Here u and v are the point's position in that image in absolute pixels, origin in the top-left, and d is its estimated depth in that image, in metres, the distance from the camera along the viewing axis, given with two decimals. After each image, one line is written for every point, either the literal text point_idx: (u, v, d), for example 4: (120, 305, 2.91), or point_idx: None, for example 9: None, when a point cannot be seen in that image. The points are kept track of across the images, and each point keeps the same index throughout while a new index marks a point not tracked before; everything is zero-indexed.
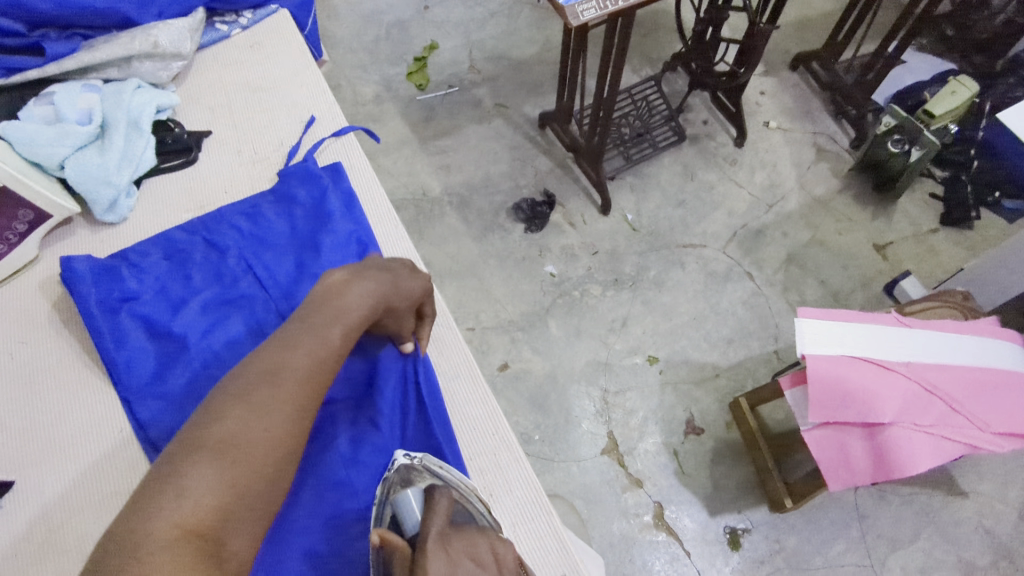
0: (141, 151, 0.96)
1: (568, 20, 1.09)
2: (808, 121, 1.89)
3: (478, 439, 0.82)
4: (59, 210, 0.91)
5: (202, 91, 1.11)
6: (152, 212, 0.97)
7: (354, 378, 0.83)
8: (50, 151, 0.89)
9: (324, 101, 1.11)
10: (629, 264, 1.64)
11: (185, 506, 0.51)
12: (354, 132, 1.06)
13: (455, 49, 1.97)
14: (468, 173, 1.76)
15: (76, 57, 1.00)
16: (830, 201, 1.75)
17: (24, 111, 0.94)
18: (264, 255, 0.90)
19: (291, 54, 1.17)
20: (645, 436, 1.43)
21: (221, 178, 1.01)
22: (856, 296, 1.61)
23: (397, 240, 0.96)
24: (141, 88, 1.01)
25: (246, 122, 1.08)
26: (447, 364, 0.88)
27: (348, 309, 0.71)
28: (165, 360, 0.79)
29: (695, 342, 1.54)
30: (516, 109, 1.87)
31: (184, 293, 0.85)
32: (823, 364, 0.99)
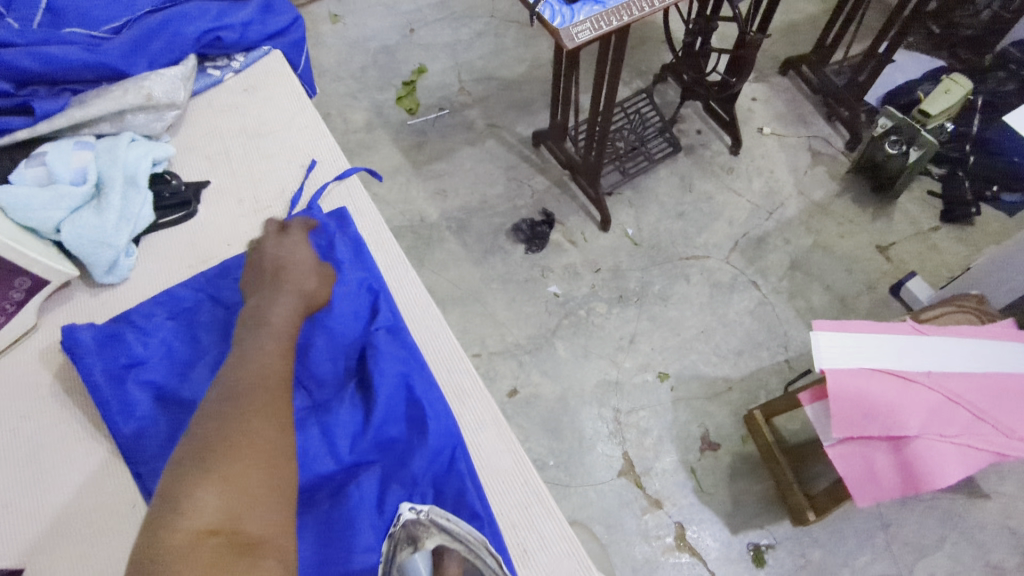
0: (139, 209, 0.93)
1: (563, 43, 1.08)
2: (801, 125, 1.88)
3: (508, 491, 0.78)
4: (57, 275, 0.88)
5: (198, 139, 1.09)
6: (153, 270, 0.95)
7: (377, 423, 0.75)
8: (44, 216, 0.87)
9: (323, 143, 1.09)
10: (633, 279, 1.62)
11: (195, 515, 0.54)
12: (357, 175, 1.04)
13: (443, 71, 1.96)
14: (464, 196, 1.74)
15: (67, 114, 0.97)
16: (829, 205, 1.74)
17: (16, 173, 0.91)
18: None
19: (287, 97, 1.15)
20: (662, 455, 1.41)
21: (222, 230, 0.99)
22: (862, 299, 1.60)
23: (409, 285, 0.93)
24: (135, 142, 0.99)
25: (245, 170, 1.06)
26: (469, 414, 0.83)
27: (274, 321, 0.75)
28: (176, 428, 0.77)
29: (705, 355, 1.53)
30: (509, 128, 1.85)
31: (191, 352, 0.82)
32: (844, 378, 0.98)
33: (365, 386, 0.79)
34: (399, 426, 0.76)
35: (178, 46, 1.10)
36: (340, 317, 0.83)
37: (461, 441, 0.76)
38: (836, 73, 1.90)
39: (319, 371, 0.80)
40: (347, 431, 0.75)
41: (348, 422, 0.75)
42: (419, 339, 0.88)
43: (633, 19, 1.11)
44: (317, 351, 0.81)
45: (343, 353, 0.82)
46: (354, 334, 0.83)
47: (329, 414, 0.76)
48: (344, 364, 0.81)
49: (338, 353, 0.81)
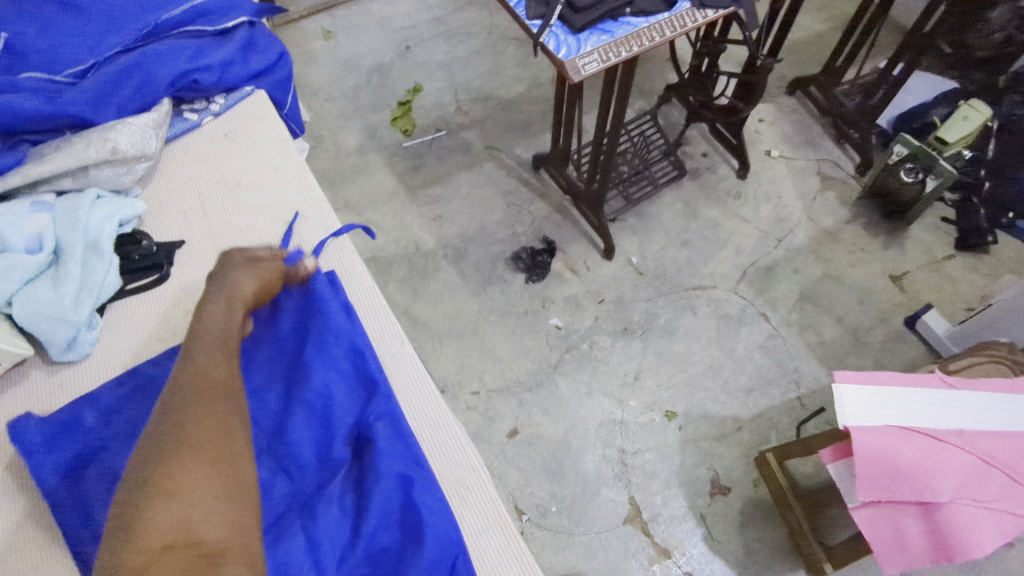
0: (102, 277, 0.86)
1: (569, 75, 1.01)
2: (809, 147, 1.83)
3: None
4: (7, 355, 0.80)
5: (171, 193, 1.02)
6: (118, 341, 0.88)
7: (367, 529, 0.68)
8: None
9: (310, 197, 1.02)
10: (638, 311, 1.56)
11: (149, 533, 0.53)
12: (347, 235, 0.97)
13: (440, 91, 1.90)
14: (462, 223, 1.67)
15: (22, 171, 0.90)
16: (840, 232, 1.68)
17: None
18: (251, 382, 0.80)
19: (271, 143, 1.08)
20: (669, 500, 1.34)
21: (194, 296, 0.92)
22: (876, 332, 1.54)
23: (404, 361, 0.85)
24: (100, 200, 0.92)
25: (222, 228, 0.98)
26: (472, 516, 0.74)
27: (207, 326, 0.74)
28: None
29: (713, 393, 1.46)
30: (508, 151, 1.79)
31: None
32: (870, 437, 0.91)
33: (358, 481, 0.72)
34: (392, 533, 0.69)
35: (150, 90, 1.03)
36: (328, 398, 0.77)
37: (463, 550, 0.68)
38: (846, 96, 1.84)
39: (305, 459, 0.74)
40: (334, 541, 0.67)
41: (336, 529, 0.68)
42: (414, 426, 0.80)
43: (643, 49, 1.05)
44: (301, 436, 0.75)
45: (333, 439, 0.75)
46: (344, 417, 0.76)
47: (314, 518, 0.69)
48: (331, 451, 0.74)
49: (324, 439, 0.75)
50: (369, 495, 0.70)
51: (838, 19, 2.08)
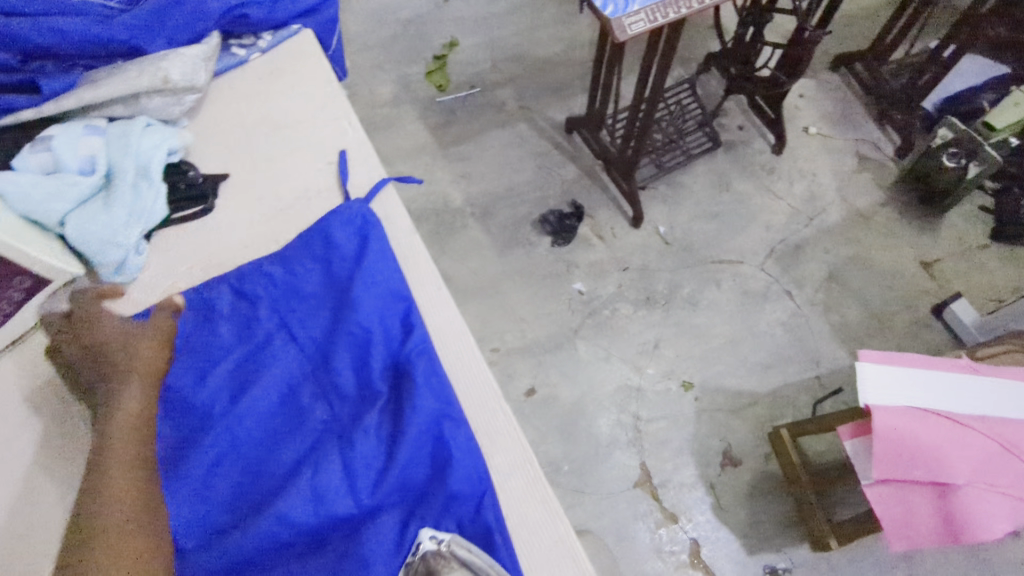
0: (151, 204, 0.87)
1: (615, 34, 1.00)
2: (849, 126, 1.79)
3: (542, 550, 0.66)
4: (60, 274, 0.81)
5: (215, 126, 1.03)
6: (164, 267, 0.89)
7: (403, 459, 0.66)
8: (47, 208, 0.80)
9: (355, 138, 1.01)
10: (661, 281, 1.56)
11: None
12: (391, 185, 0.93)
13: (476, 47, 1.87)
14: (490, 182, 1.67)
15: (76, 95, 0.90)
16: (873, 215, 1.65)
17: (18, 158, 0.83)
18: (299, 305, 0.78)
19: (318, 83, 1.07)
20: (680, 467, 1.36)
21: (238, 230, 0.92)
22: (901, 317, 1.53)
23: (441, 306, 0.82)
24: (150, 128, 0.92)
25: (266, 164, 0.99)
26: (500, 457, 0.71)
27: (112, 442, 0.63)
28: (181, 435, 0.69)
29: (731, 367, 1.46)
30: (541, 112, 1.77)
31: (192, 362, 0.73)
32: (887, 416, 0.92)
33: (396, 412, 0.69)
34: (422, 467, 0.67)
35: (201, 23, 1.02)
36: (371, 333, 0.74)
37: (489, 488, 0.66)
38: (892, 74, 1.80)
39: (347, 390, 0.72)
40: (369, 470, 0.66)
41: (372, 459, 0.66)
42: (446, 366, 0.77)
43: (690, 12, 1.02)
44: (343, 362, 0.73)
45: (373, 369, 0.72)
46: (387, 351, 0.74)
47: (351, 446, 0.67)
48: (372, 385, 0.72)
49: (366, 367, 0.73)
50: (407, 425, 0.67)
51: None
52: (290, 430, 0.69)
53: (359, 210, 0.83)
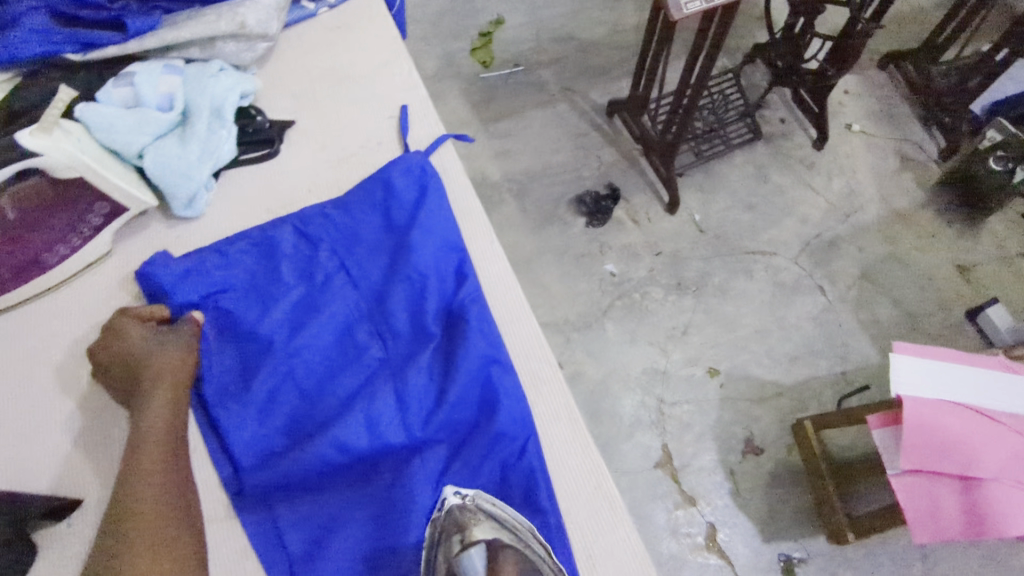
0: (223, 143, 0.91)
1: (669, 12, 1.06)
2: (893, 125, 1.77)
3: (577, 489, 0.75)
4: (137, 203, 0.87)
5: (284, 75, 1.07)
6: (231, 205, 0.95)
7: (451, 396, 0.76)
8: (130, 140, 0.84)
9: (416, 93, 1.05)
10: (693, 268, 1.56)
11: None
12: (450, 142, 1.01)
13: (521, 26, 1.88)
14: (528, 160, 1.68)
15: (159, 35, 0.93)
16: (912, 215, 1.64)
17: (101, 92, 0.86)
18: (359, 252, 0.89)
19: (383, 39, 1.11)
20: (701, 452, 1.37)
21: (303, 174, 0.98)
22: (933, 319, 1.51)
23: (493, 258, 0.91)
24: (223, 72, 0.96)
25: (332, 113, 1.03)
26: (543, 405, 0.80)
27: (144, 433, 0.67)
28: (250, 359, 0.80)
29: (758, 357, 1.47)
30: (582, 94, 1.78)
31: (262, 295, 0.84)
32: (921, 408, 0.93)
33: (446, 354, 0.80)
34: (471, 408, 0.77)
35: None
36: (426, 278, 0.85)
37: (533, 433, 0.75)
38: (942, 75, 1.75)
39: (402, 330, 0.83)
40: (422, 404, 0.77)
41: (423, 394, 0.77)
42: (498, 315, 0.86)
43: None
44: (399, 306, 0.84)
45: (426, 315, 0.83)
46: (441, 297, 0.84)
47: (405, 381, 0.78)
48: (425, 327, 0.82)
49: (419, 312, 0.83)
50: (456, 367, 0.78)
51: None
52: (346, 364, 0.80)
53: (417, 160, 0.93)
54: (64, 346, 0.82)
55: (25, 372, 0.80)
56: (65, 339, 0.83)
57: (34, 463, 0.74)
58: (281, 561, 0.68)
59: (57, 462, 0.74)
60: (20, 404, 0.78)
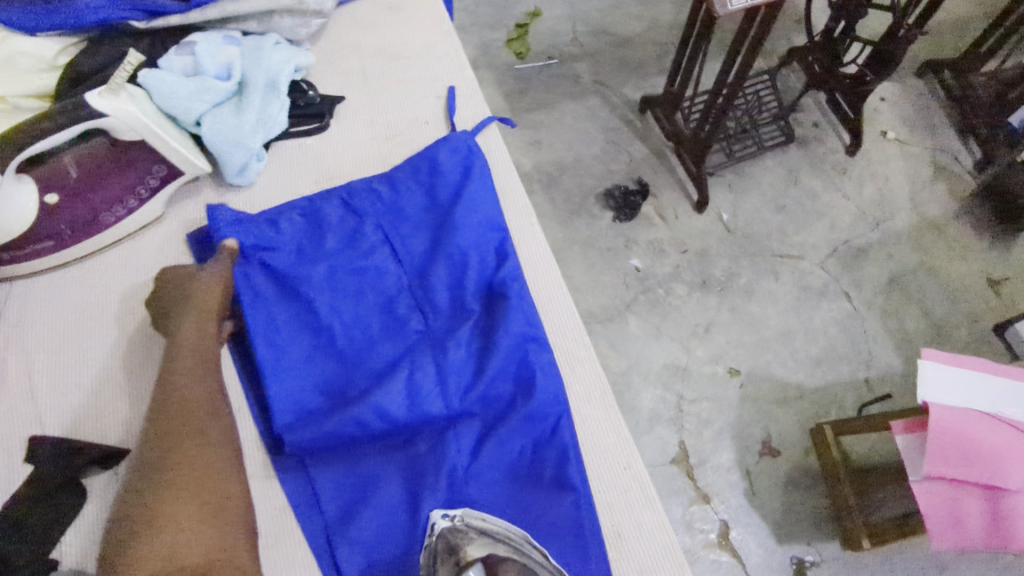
0: (276, 114, 0.95)
1: (715, 8, 1.07)
2: (929, 134, 1.75)
3: (609, 470, 0.78)
4: (192, 168, 0.92)
5: (335, 53, 1.10)
6: (280, 175, 0.98)
7: (489, 371, 0.81)
8: (188, 107, 0.88)
9: (463, 75, 1.08)
10: (719, 267, 1.56)
11: (154, 552, 0.58)
12: (495, 125, 1.04)
13: (558, 18, 1.88)
14: (559, 151, 1.69)
15: (220, 6, 0.95)
16: (944, 225, 1.62)
17: (164, 60, 0.90)
18: (402, 226, 0.92)
19: (432, 22, 1.14)
20: (719, 450, 1.38)
21: (352, 150, 1.01)
22: (960, 331, 1.50)
23: (532, 240, 0.94)
24: (279, 45, 0.99)
25: (381, 91, 1.06)
26: (578, 386, 0.84)
27: (174, 363, 0.73)
28: (296, 322, 0.84)
29: (780, 359, 1.47)
30: (616, 89, 1.78)
31: (306, 261, 0.88)
32: (947, 414, 0.93)
33: (485, 331, 0.84)
34: (507, 383, 0.82)
35: None
36: (468, 256, 0.89)
37: (566, 412, 0.79)
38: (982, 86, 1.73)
39: (441, 305, 0.87)
40: (460, 377, 0.81)
41: (461, 368, 0.82)
42: (538, 297, 0.90)
43: None
44: (440, 281, 0.88)
45: (466, 292, 0.87)
46: (481, 276, 0.88)
47: (445, 354, 0.82)
48: (465, 303, 0.86)
49: (459, 288, 0.87)
50: (496, 344, 0.82)
51: (989, 6, 1.94)
52: (387, 333, 0.84)
53: (463, 140, 0.96)
54: (117, 303, 0.87)
55: (80, 326, 0.85)
56: (118, 296, 0.88)
57: (90, 412, 0.79)
58: (316, 521, 0.72)
59: (108, 410, 0.79)
60: (78, 354, 0.83)
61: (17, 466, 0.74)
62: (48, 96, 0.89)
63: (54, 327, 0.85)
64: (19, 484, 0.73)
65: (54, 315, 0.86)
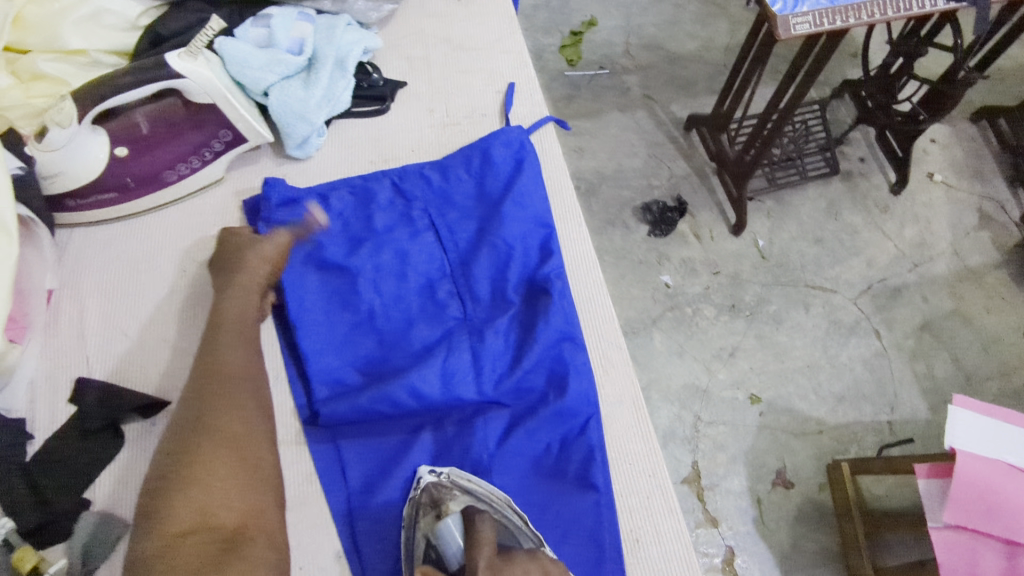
0: (341, 92, 0.97)
1: (778, 31, 1.06)
2: (977, 181, 1.72)
3: (634, 474, 0.78)
4: (256, 136, 0.94)
5: (401, 40, 1.12)
6: (338, 153, 1.01)
7: (523, 366, 0.82)
8: (259, 77, 0.90)
9: (524, 73, 1.09)
10: (750, 292, 1.55)
11: (186, 511, 0.61)
12: (551, 125, 1.05)
13: (613, 29, 1.89)
14: (601, 161, 1.69)
15: None
16: (983, 275, 1.59)
17: (240, 29, 0.92)
18: (450, 213, 0.94)
19: (498, 17, 1.15)
20: (731, 475, 1.36)
21: (410, 135, 1.03)
22: (990, 384, 1.47)
23: (577, 240, 0.95)
24: (350, 26, 1.00)
25: (443, 81, 1.08)
26: (611, 388, 0.84)
27: (220, 332, 0.76)
28: (338, 296, 0.86)
29: (803, 391, 1.45)
30: (663, 105, 1.78)
31: (353, 239, 0.90)
32: (973, 463, 0.91)
33: (524, 325, 0.85)
34: (541, 377, 0.83)
35: None
36: (513, 249, 0.90)
37: (596, 412, 0.80)
38: None
39: (482, 295, 0.88)
40: (495, 365, 0.83)
41: (498, 358, 0.83)
42: (581, 297, 0.91)
43: (858, 24, 1.06)
44: (482, 272, 0.89)
45: (508, 284, 0.88)
46: (523, 269, 0.89)
47: (482, 342, 0.83)
48: (506, 295, 0.88)
49: (502, 280, 0.89)
50: (534, 339, 0.83)
51: None
52: (425, 316, 0.86)
53: (518, 135, 0.97)
54: (169, 262, 0.90)
55: (133, 279, 0.89)
56: (171, 253, 0.91)
57: (136, 364, 0.82)
58: (340, 492, 0.75)
59: (149, 364, 0.82)
60: (128, 307, 0.87)
61: (60, 408, 0.79)
62: (126, 54, 0.92)
63: (107, 280, 0.89)
64: (61, 425, 0.77)
65: (106, 267, 0.90)
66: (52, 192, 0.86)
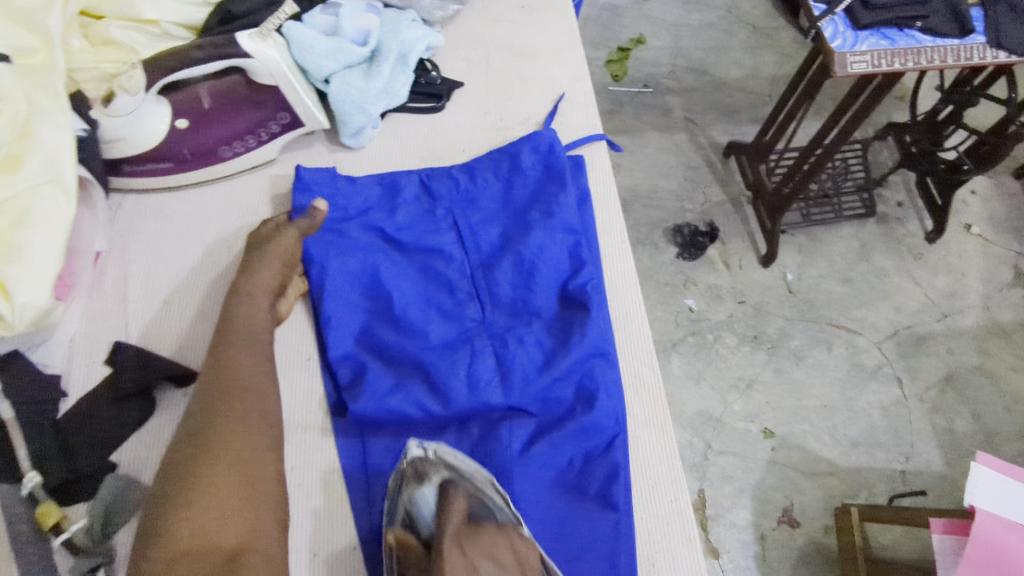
0: (399, 87, 0.98)
1: (834, 67, 1.05)
2: (1016, 237, 1.69)
3: (655, 499, 0.78)
4: (313, 121, 0.95)
5: (458, 41, 1.13)
6: (389, 146, 1.02)
7: (552, 376, 0.82)
8: (321, 63, 0.92)
9: (578, 85, 1.09)
10: (773, 325, 1.54)
11: (184, 531, 0.60)
12: (603, 142, 1.05)
13: (661, 49, 1.89)
14: (636, 179, 1.69)
15: None
16: (1013, 333, 1.57)
17: (308, 15, 0.94)
18: (474, 215, 0.93)
19: (557, 28, 1.16)
20: (736, 507, 1.35)
21: (461, 135, 1.03)
22: (1011, 444, 1.44)
23: (619, 257, 0.95)
24: (414, 22, 1.01)
25: (498, 85, 1.09)
26: (641, 409, 0.84)
27: (227, 341, 0.74)
28: (365, 291, 0.87)
29: (817, 431, 1.43)
30: (704, 129, 1.77)
31: (375, 237, 0.91)
32: (990, 525, 0.89)
33: (557, 336, 0.85)
34: (569, 390, 0.82)
35: None
36: (538, 259, 0.89)
37: (622, 431, 0.80)
38: None
39: (502, 298, 0.87)
40: (523, 372, 0.82)
41: (524, 365, 0.83)
42: (616, 314, 0.91)
43: (917, 68, 1.05)
44: (504, 277, 0.88)
45: (534, 292, 0.88)
46: (553, 278, 0.89)
47: (507, 349, 0.83)
48: (531, 301, 0.87)
49: (526, 287, 0.88)
50: (567, 351, 0.83)
51: None
52: (444, 316, 0.86)
53: (548, 137, 0.97)
54: (212, 234, 0.92)
55: (175, 248, 0.90)
56: (214, 226, 0.93)
57: (169, 331, 0.84)
58: (360, 479, 0.76)
59: (182, 333, 0.83)
60: (167, 274, 0.88)
61: (95, 368, 0.80)
62: (195, 29, 0.91)
63: (150, 247, 0.90)
64: (93, 386, 0.79)
65: (151, 234, 0.92)
66: (111, 156, 0.89)
